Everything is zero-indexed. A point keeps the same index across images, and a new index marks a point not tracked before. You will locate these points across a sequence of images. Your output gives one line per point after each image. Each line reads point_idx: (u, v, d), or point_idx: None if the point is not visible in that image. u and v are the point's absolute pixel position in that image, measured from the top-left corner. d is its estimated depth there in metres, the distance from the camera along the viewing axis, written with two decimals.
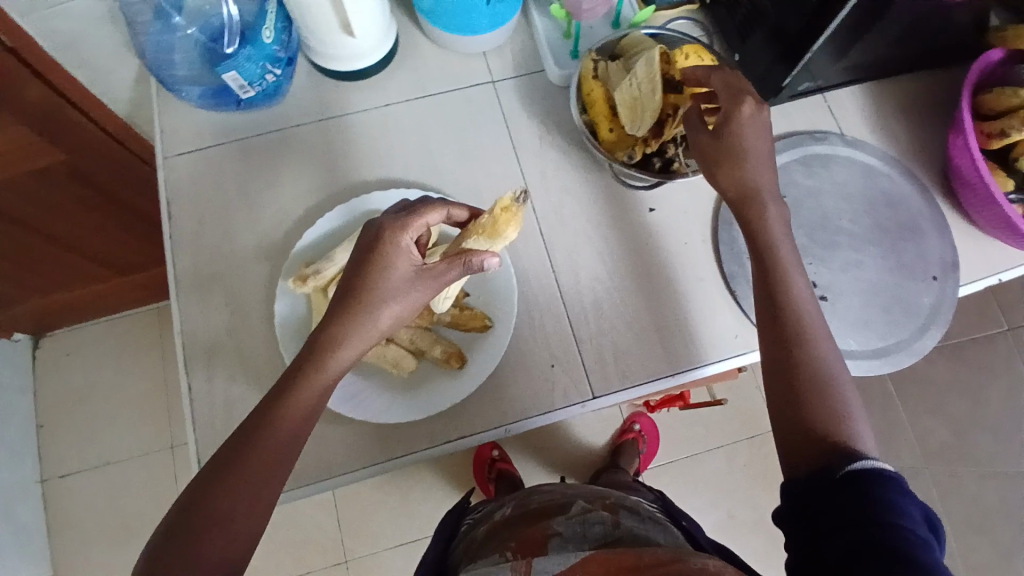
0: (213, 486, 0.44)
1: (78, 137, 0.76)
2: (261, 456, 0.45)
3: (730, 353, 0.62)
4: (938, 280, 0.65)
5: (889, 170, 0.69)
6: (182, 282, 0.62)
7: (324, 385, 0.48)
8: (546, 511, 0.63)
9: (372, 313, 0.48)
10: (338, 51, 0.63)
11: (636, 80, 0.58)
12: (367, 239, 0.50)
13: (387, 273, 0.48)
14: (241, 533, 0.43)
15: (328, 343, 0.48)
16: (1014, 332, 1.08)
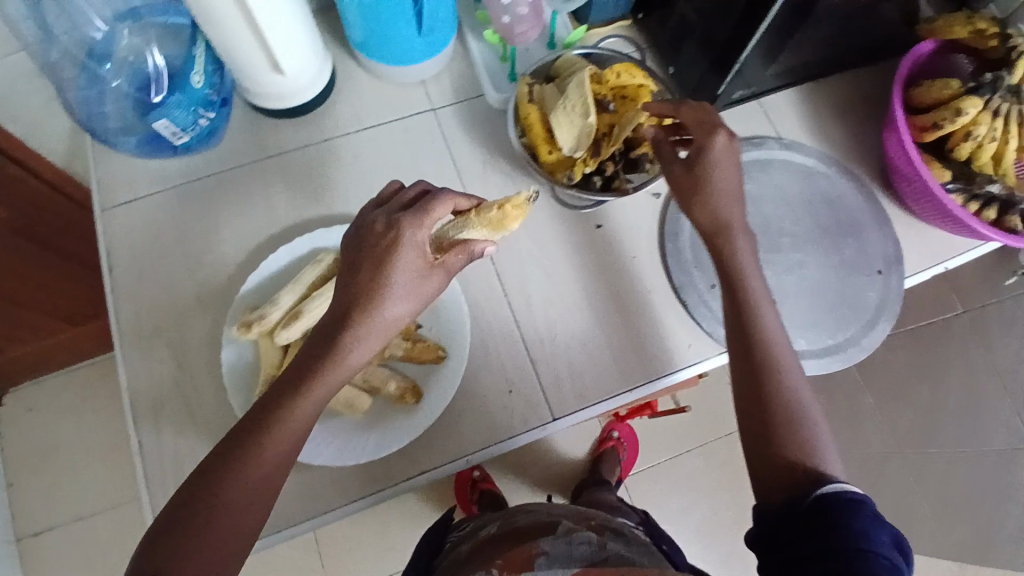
0: (196, 503, 0.43)
1: (14, 188, 0.75)
2: (256, 468, 0.44)
3: (685, 363, 0.63)
4: (882, 274, 0.67)
5: (827, 170, 0.70)
6: (126, 336, 0.60)
7: (327, 390, 0.47)
8: (532, 530, 0.62)
9: (377, 313, 0.47)
10: (273, 90, 0.63)
11: (572, 103, 0.58)
12: (375, 232, 0.48)
13: (395, 270, 0.47)
14: (228, 550, 0.42)
15: (333, 345, 0.47)
16: (970, 314, 1.11)
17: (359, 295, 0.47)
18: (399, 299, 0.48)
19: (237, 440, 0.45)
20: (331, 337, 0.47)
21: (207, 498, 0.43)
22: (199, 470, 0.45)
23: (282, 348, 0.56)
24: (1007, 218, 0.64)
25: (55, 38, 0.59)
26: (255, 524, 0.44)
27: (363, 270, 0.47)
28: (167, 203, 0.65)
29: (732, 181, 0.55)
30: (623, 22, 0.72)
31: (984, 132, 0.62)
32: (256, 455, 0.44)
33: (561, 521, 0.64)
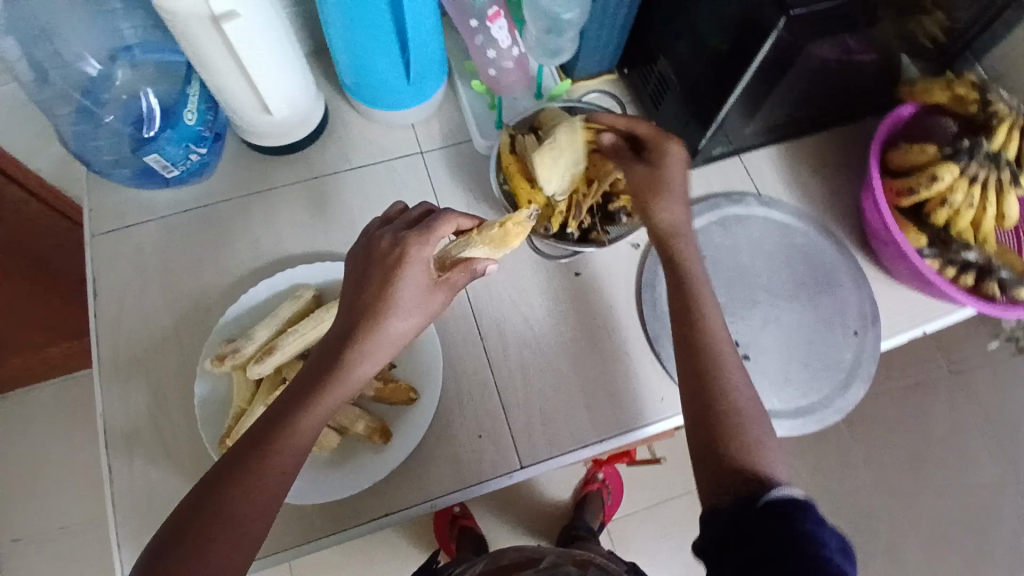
0: (205, 512, 0.43)
1: (10, 203, 0.77)
2: (262, 481, 0.44)
3: (656, 417, 0.62)
4: (858, 334, 0.68)
5: (805, 227, 0.71)
6: (104, 363, 0.61)
7: (334, 403, 0.47)
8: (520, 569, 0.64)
9: (383, 325, 0.48)
10: (266, 129, 0.65)
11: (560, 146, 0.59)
12: (381, 248, 0.50)
13: (402, 284, 0.48)
14: (239, 553, 0.43)
15: (341, 357, 0.47)
16: (957, 374, 1.11)
17: (366, 307, 0.48)
18: (403, 311, 0.49)
19: (243, 452, 0.45)
20: (338, 349, 0.48)
21: (214, 508, 0.43)
22: (203, 486, 0.44)
23: (254, 382, 0.57)
24: (985, 285, 0.64)
25: (49, 81, 0.61)
26: (259, 538, 0.44)
27: (367, 282, 0.49)
28: (157, 234, 0.66)
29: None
30: (609, 76, 0.76)
31: (961, 199, 0.63)
32: (264, 467, 0.44)
33: (550, 559, 0.66)
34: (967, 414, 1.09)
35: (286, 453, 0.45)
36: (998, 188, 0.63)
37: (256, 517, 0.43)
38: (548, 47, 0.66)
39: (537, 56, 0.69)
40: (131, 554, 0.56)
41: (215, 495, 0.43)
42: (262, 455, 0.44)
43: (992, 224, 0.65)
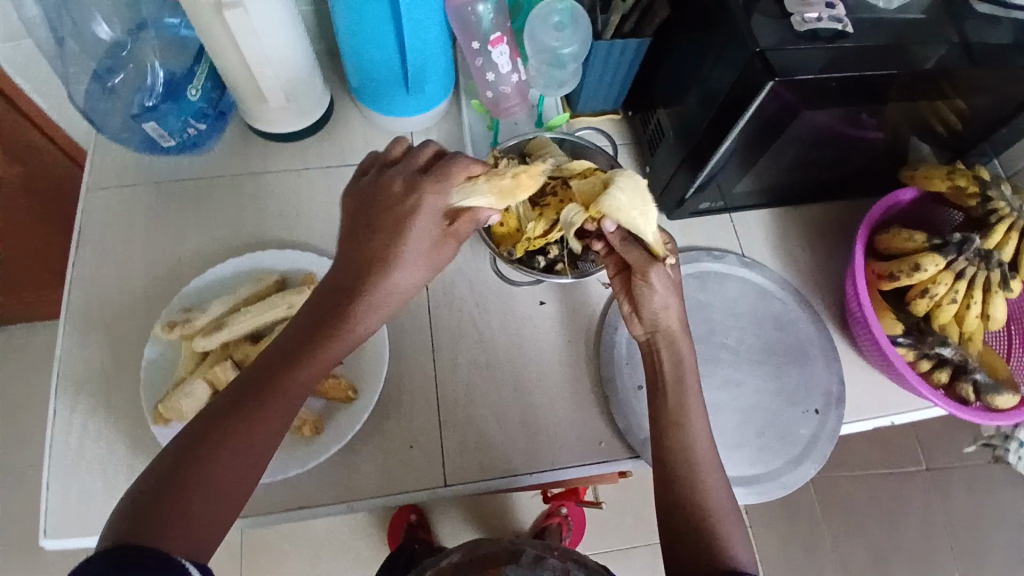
0: (194, 458, 0.43)
1: (23, 140, 0.82)
2: (259, 422, 0.45)
3: (592, 460, 0.61)
4: (819, 413, 0.65)
5: (783, 294, 0.70)
6: (72, 311, 0.64)
7: (338, 351, 0.48)
8: (494, 557, 0.61)
9: (390, 277, 0.50)
10: (266, 116, 0.67)
11: (637, 206, 0.54)
12: (389, 194, 0.52)
13: (414, 234, 0.50)
14: (228, 499, 0.43)
15: (347, 309, 0.49)
16: (931, 472, 1.11)
17: (374, 255, 0.50)
18: (409, 260, 0.50)
19: (241, 394, 0.46)
20: (346, 297, 0.49)
21: (203, 452, 0.43)
22: (197, 428, 0.45)
23: (200, 354, 0.59)
24: (959, 384, 0.61)
25: (64, 42, 0.64)
26: (251, 484, 0.45)
27: (369, 230, 0.51)
28: (150, 197, 0.69)
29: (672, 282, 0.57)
30: (612, 116, 0.76)
31: (943, 292, 0.61)
32: (259, 410, 0.45)
33: (526, 547, 0.62)
34: (936, 514, 1.09)
35: (284, 394, 0.46)
36: (984, 287, 0.60)
37: (251, 461, 0.45)
38: (547, 79, 0.67)
39: (537, 85, 0.69)
40: (54, 500, 0.57)
41: (209, 436, 0.44)
42: (257, 399, 0.46)
43: (977, 323, 0.62)
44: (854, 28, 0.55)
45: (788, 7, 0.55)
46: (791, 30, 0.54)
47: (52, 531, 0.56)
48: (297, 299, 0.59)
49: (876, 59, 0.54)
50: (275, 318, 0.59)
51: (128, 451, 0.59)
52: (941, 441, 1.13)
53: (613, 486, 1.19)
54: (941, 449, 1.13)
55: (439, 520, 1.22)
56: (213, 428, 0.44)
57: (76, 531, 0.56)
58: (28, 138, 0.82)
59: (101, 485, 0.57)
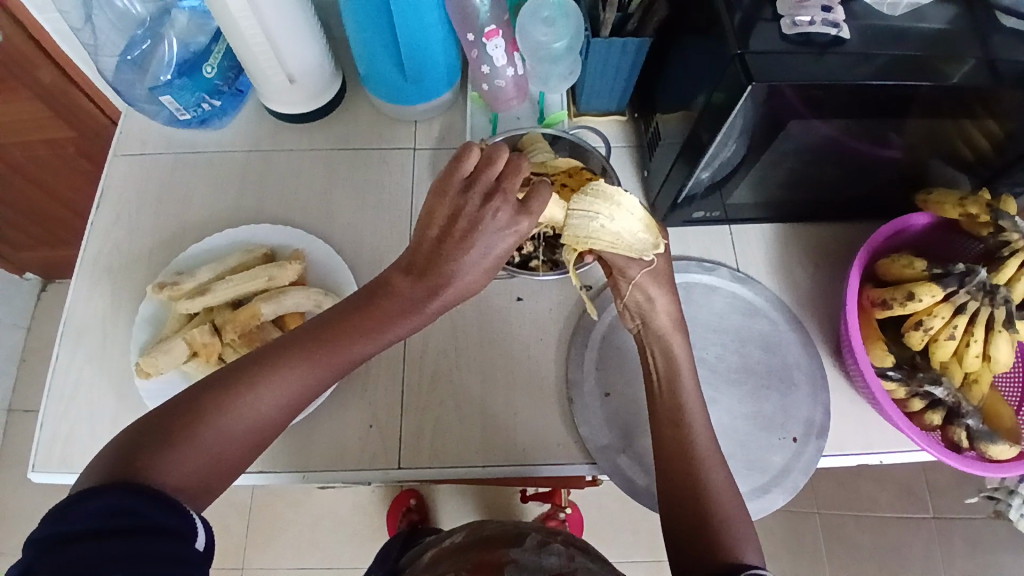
0: (213, 398, 0.46)
1: (70, 104, 0.90)
2: (277, 383, 0.48)
3: (548, 461, 0.60)
4: (796, 442, 0.62)
5: (772, 313, 0.67)
6: (85, 264, 0.69)
7: (374, 346, 0.50)
8: (499, 538, 0.63)
9: (451, 284, 0.49)
10: (276, 96, 0.71)
11: (603, 212, 0.53)
12: (494, 212, 0.48)
13: (490, 245, 0.49)
14: (231, 449, 0.46)
15: (400, 310, 0.50)
16: (941, 521, 1.05)
17: (442, 255, 0.49)
18: (472, 285, 0.50)
19: (272, 355, 0.49)
20: (405, 293, 0.50)
21: (222, 398, 0.46)
22: (211, 386, 0.47)
23: (187, 315, 0.63)
24: (952, 429, 0.57)
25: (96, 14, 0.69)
26: (255, 443, 0.47)
27: (449, 244, 0.49)
28: (167, 165, 0.74)
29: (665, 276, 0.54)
30: (618, 117, 0.75)
31: (939, 326, 0.56)
32: (272, 385, 0.48)
33: (529, 532, 0.64)
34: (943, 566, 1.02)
35: (312, 370, 0.49)
36: (987, 325, 0.56)
37: (250, 432, 0.47)
38: (544, 74, 0.68)
39: (534, 81, 0.70)
40: (47, 436, 0.62)
41: (221, 397, 0.46)
42: (278, 377, 0.48)
43: (977, 364, 0.57)
44: (852, 35, 0.52)
45: (780, 9, 0.53)
46: (780, 33, 0.52)
47: (39, 466, 0.61)
48: (278, 273, 0.62)
49: (874, 68, 0.51)
50: (255, 289, 0.62)
51: (115, 398, 0.63)
52: (956, 489, 1.07)
53: (606, 495, 1.18)
54: (954, 497, 1.06)
55: (438, 505, 1.25)
56: (226, 392, 0.46)
57: (60, 467, 0.61)
58: (75, 101, 0.90)
59: (86, 427, 0.62)
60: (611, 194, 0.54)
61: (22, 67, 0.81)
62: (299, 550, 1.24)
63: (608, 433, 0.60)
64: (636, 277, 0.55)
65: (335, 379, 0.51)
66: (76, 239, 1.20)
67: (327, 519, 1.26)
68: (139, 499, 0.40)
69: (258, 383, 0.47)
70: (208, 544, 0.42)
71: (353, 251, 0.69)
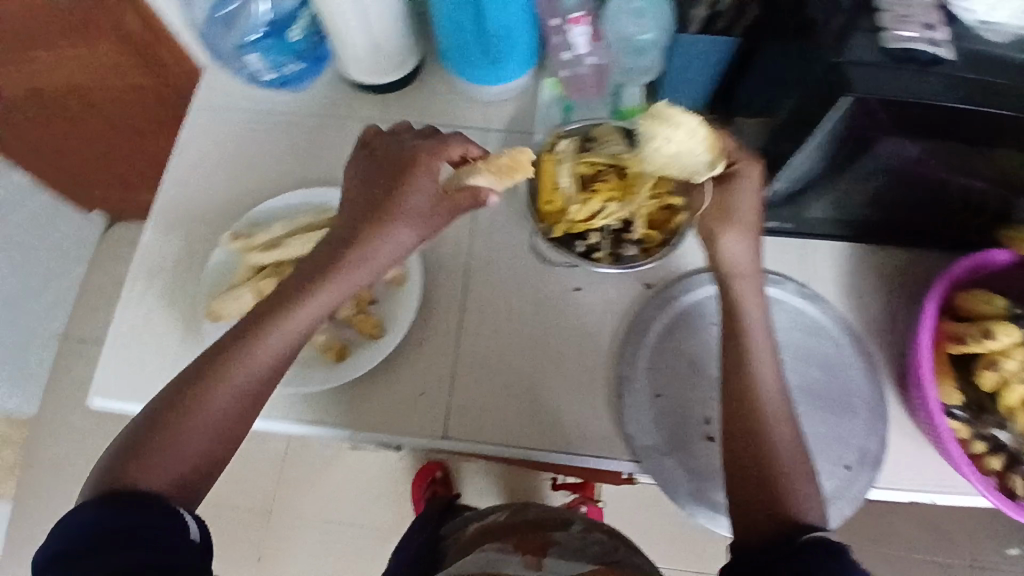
0: (182, 399, 0.50)
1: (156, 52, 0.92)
2: (238, 367, 0.51)
3: (592, 454, 0.61)
4: (849, 469, 0.61)
5: (839, 335, 0.65)
6: (161, 209, 0.71)
7: (315, 308, 0.52)
8: (545, 522, 0.66)
9: (383, 230, 0.53)
10: (356, 65, 0.71)
11: (661, 135, 0.54)
12: (393, 154, 0.56)
13: (409, 192, 0.54)
14: (211, 435, 0.50)
15: (332, 269, 0.53)
16: (967, 565, 1.03)
17: (373, 214, 0.53)
18: (404, 236, 0.54)
19: (229, 339, 0.52)
20: (337, 252, 0.53)
21: (191, 397, 0.50)
22: (171, 391, 0.51)
23: (255, 269, 0.64)
24: (1010, 476, 0.56)
25: None
26: (237, 423, 0.51)
27: (375, 202, 0.54)
28: (245, 122, 0.75)
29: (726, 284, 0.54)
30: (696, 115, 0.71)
31: (1013, 368, 0.56)
32: (230, 372, 0.51)
33: (573, 519, 0.67)
34: None
35: (263, 343, 0.52)
36: None
37: (227, 415, 0.51)
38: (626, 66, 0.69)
39: (616, 72, 0.70)
40: (112, 367, 0.65)
41: (190, 395, 0.50)
42: (230, 364, 0.51)
43: None
44: (955, 57, 0.49)
45: (881, 22, 0.50)
46: (879, 47, 0.49)
47: (100, 391, 0.64)
48: None
49: (985, 94, 0.48)
50: None
51: (180, 340, 0.66)
52: (988, 536, 1.04)
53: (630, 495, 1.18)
54: (985, 544, 1.04)
55: (461, 479, 1.28)
56: (192, 389, 0.50)
57: (123, 398, 0.64)
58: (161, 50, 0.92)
59: (148, 366, 0.65)
60: (669, 114, 0.54)
61: (114, 12, 0.83)
62: (321, 505, 1.28)
63: (656, 434, 0.60)
64: None
65: (299, 345, 0.53)
66: (144, 184, 1.25)
67: (354, 479, 1.29)
68: (114, 508, 0.44)
69: (219, 372, 0.51)
70: (202, 529, 0.47)
71: None
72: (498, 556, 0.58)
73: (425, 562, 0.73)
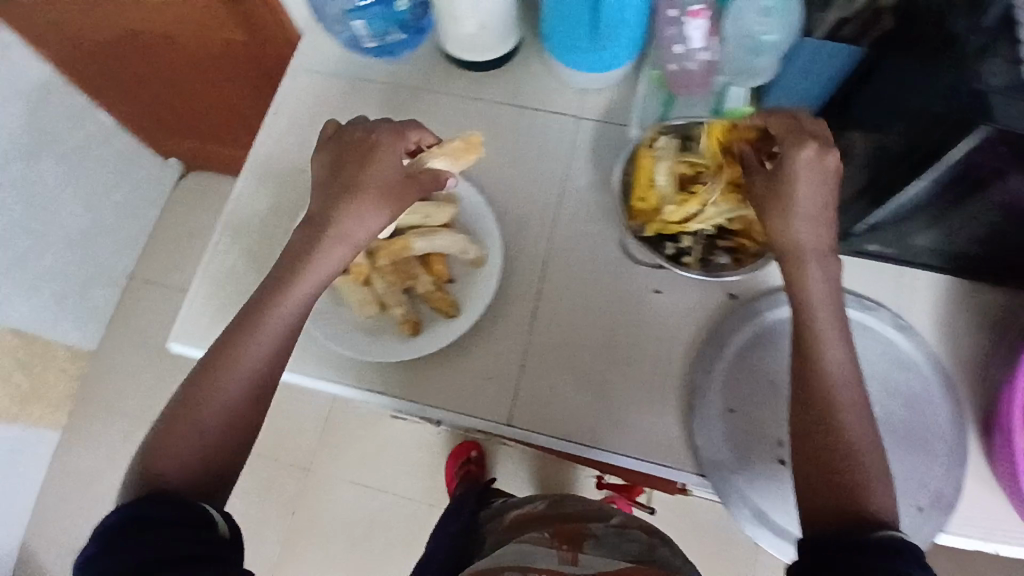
0: (198, 388, 0.51)
1: None
2: (245, 350, 0.52)
3: (656, 459, 0.60)
4: (920, 510, 0.58)
5: (926, 371, 0.62)
6: (254, 166, 0.73)
7: (309, 286, 0.55)
8: (582, 514, 0.66)
9: (355, 203, 0.56)
10: (456, 39, 0.70)
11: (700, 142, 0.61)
12: (358, 142, 0.58)
13: (375, 168, 0.57)
14: (230, 418, 0.51)
15: (317, 250, 0.55)
16: None
17: (344, 193, 0.56)
18: (375, 213, 0.56)
19: (235, 327, 0.54)
20: (318, 233, 0.56)
21: (205, 386, 0.51)
22: (179, 391, 0.53)
23: None
24: None
25: None
26: (253, 404, 0.53)
27: (351, 187, 0.56)
28: (340, 88, 0.76)
29: (825, 305, 0.51)
30: None
31: None
32: (239, 355, 0.52)
33: (612, 512, 0.67)
34: None
35: (268, 322, 0.53)
36: None
37: (244, 396, 0.52)
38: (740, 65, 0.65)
39: (726, 70, 0.66)
40: (195, 313, 0.67)
41: (203, 383, 0.51)
42: (230, 352, 0.52)
43: None
44: None
45: None
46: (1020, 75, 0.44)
47: (182, 337, 0.66)
48: (433, 211, 0.64)
49: None
50: (410, 223, 0.65)
51: None
52: None
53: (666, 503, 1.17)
54: None
55: (495, 463, 1.28)
56: (205, 377, 0.52)
57: (201, 346, 0.66)
58: None
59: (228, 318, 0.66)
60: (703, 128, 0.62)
61: None
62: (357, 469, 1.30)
63: (724, 449, 0.59)
64: (805, 290, 0.52)
65: (302, 321, 0.56)
66: (223, 138, 1.28)
67: (391, 448, 1.31)
68: (144, 506, 0.45)
69: (229, 356, 0.52)
70: (234, 529, 0.48)
71: (500, 207, 0.69)
72: (532, 546, 0.58)
73: (459, 543, 0.75)
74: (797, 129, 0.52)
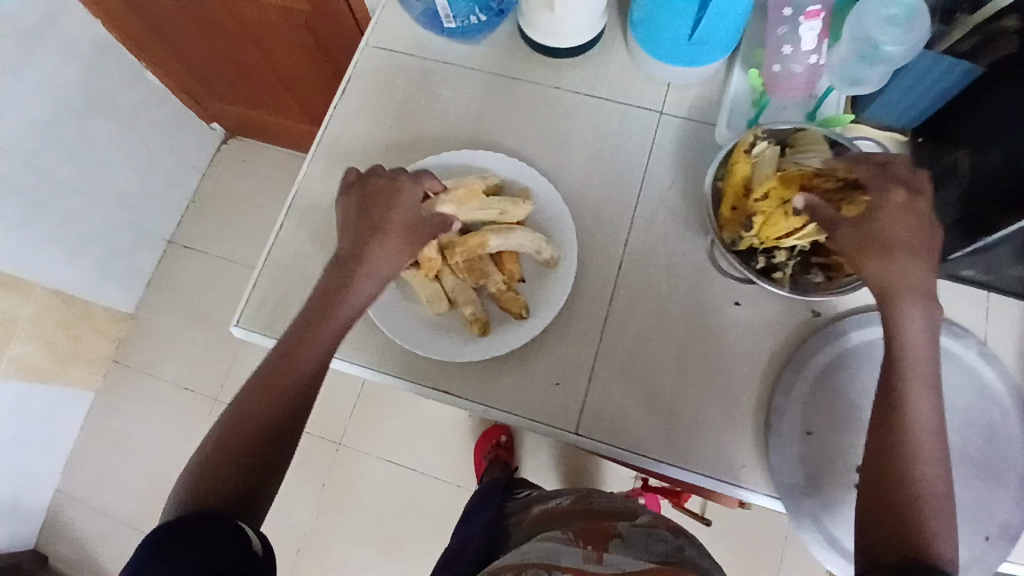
0: (242, 410, 0.52)
1: None
2: (286, 372, 0.54)
3: (724, 476, 0.59)
4: (987, 541, 0.57)
5: (1009, 403, 0.60)
6: (323, 146, 0.71)
7: (348, 312, 0.56)
8: (610, 513, 0.63)
9: (386, 238, 0.57)
10: (542, 23, 0.67)
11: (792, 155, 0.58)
12: (380, 185, 0.60)
13: (399, 208, 0.59)
14: (272, 440, 0.52)
15: (352, 278, 0.57)
16: None
17: (376, 227, 0.58)
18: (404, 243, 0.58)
19: (278, 351, 0.55)
20: (354, 263, 0.57)
21: (250, 408, 0.52)
22: (224, 414, 0.53)
23: None
24: None
25: None
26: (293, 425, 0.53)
27: (378, 223, 0.58)
28: (413, 69, 0.73)
29: (925, 334, 0.49)
30: (897, 136, 0.66)
31: None
32: (280, 376, 0.53)
33: (640, 512, 0.64)
34: None
35: (309, 345, 0.54)
36: None
37: (285, 418, 0.53)
38: (848, 73, 0.62)
39: (832, 75, 0.63)
40: (259, 294, 0.66)
41: (248, 404, 0.52)
42: (274, 374, 0.53)
43: None
44: None
45: None
46: None
47: (245, 321, 0.65)
48: (511, 208, 0.63)
49: None
50: (487, 219, 0.63)
51: None
52: None
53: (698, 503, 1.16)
54: None
55: (525, 449, 1.28)
56: (250, 399, 0.52)
57: (264, 329, 0.65)
58: None
59: (295, 300, 0.65)
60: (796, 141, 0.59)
61: None
62: (386, 447, 1.31)
63: (797, 471, 0.57)
64: (906, 319, 0.49)
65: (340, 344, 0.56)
66: (271, 106, 1.25)
67: (421, 428, 1.32)
68: (182, 522, 0.45)
69: (272, 378, 0.53)
70: (268, 552, 0.47)
71: (574, 205, 0.67)
72: (560, 544, 0.54)
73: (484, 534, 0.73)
74: (881, 183, 0.51)
